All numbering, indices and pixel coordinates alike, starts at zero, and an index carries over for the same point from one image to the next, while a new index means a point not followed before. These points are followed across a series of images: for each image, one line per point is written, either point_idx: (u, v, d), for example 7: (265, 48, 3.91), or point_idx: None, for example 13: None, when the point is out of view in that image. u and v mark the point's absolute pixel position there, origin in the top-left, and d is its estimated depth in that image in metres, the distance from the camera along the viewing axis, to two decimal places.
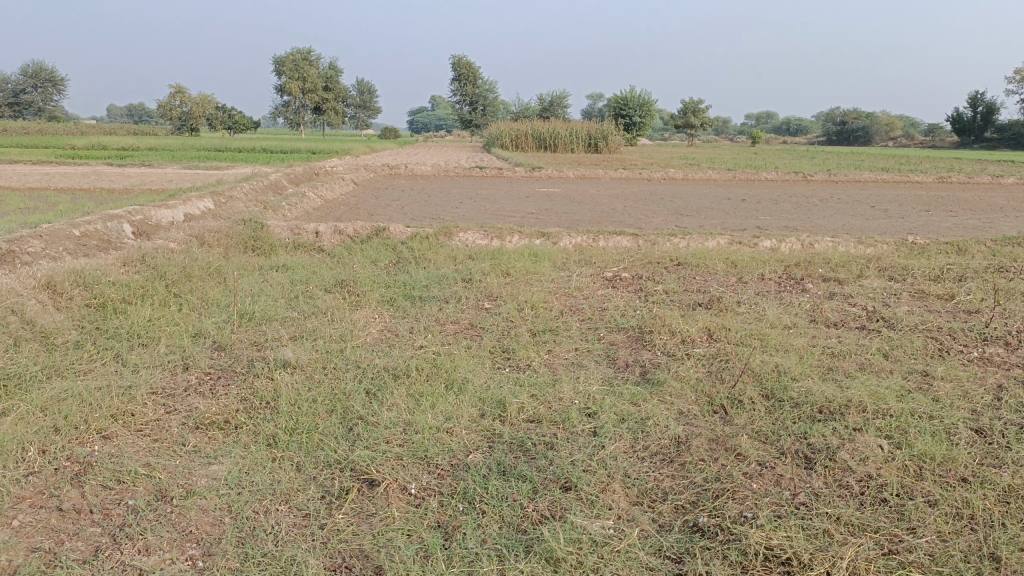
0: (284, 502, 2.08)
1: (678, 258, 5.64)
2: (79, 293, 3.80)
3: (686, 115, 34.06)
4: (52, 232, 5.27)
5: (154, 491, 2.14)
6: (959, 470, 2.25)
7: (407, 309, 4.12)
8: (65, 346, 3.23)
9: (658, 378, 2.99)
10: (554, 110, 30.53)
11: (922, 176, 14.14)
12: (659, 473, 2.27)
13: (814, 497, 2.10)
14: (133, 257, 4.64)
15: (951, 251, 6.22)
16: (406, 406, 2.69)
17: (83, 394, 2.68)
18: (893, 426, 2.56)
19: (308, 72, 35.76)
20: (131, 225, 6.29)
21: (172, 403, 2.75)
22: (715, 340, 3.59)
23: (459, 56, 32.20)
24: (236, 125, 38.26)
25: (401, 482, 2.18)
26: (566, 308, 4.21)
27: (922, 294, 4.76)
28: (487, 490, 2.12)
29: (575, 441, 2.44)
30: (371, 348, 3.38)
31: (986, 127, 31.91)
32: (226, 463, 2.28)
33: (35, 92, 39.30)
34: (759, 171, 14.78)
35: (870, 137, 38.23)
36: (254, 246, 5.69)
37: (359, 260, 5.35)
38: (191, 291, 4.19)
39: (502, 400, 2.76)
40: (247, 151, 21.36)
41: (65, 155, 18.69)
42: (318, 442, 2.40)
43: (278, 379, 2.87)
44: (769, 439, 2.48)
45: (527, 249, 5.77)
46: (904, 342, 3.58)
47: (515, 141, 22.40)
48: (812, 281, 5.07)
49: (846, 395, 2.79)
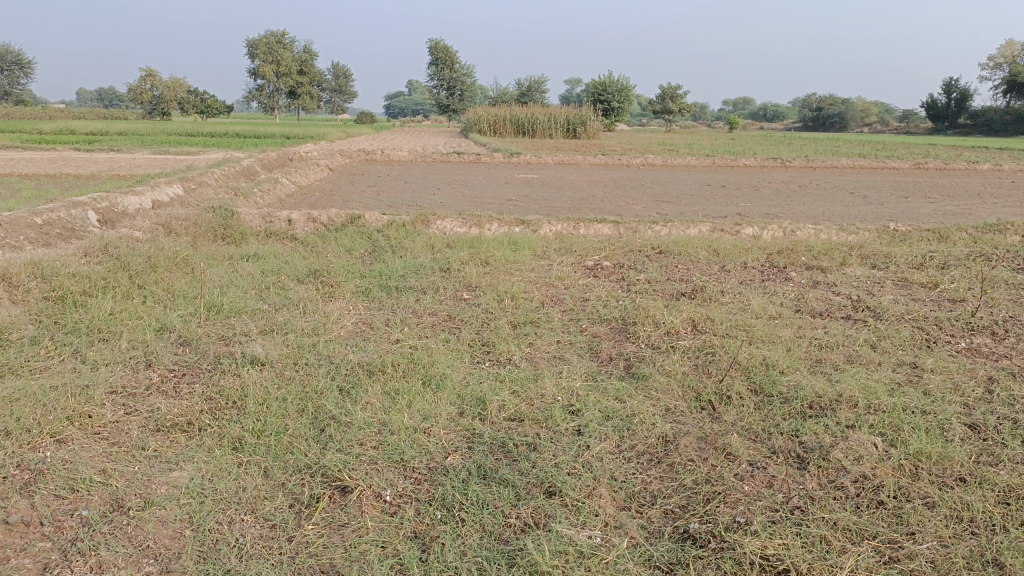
0: (249, 512, 1.95)
1: (659, 246, 5.54)
2: (37, 286, 3.63)
3: (664, 101, 33.94)
4: (11, 222, 5.06)
5: (109, 501, 2.00)
6: (956, 469, 2.18)
7: (382, 300, 3.99)
8: (20, 342, 3.07)
9: (644, 373, 2.88)
10: (532, 95, 30.31)
11: (898, 163, 14.15)
12: (646, 474, 2.17)
13: (809, 500, 2.01)
14: (96, 247, 4.45)
15: (933, 238, 6.18)
16: (381, 404, 2.56)
17: (38, 395, 2.53)
18: (887, 422, 2.47)
19: (282, 55, 35.17)
20: (96, 213, 6.08)
21: (133, 403, 2.60)
22: (700, 331, 3.50)
23: (436, 40, 31.73)
24: (209, 109, 37.67)
25: (375, 488, 2.05)
26: (547, 298, 4.09)
27: (906, 282, 4.69)
28: (466, 496, 2.00)
29: (558, 442, 2.33)
30: (345, 342, 3.25)
31: (960, 114, 32.22)
32: (188, 469, 2.15)
33: (1, 76, 38.32)
34: (738, 156, 14.75)
35: (845, 123, 38.34)
36: (224, 235, 5.52)
37: (333, 249, 5.20)
38: (156, 282, 4.02)
39: (482, 397, 2.64)
40: (221, 137, 20.91)
41: (32, 141, 18.13)
42: (287, 445, 2.27)
43: (246, 378, 2.73)
44: (759, 437, 2.39)
45: (506, 237, 5.64)
46: (891, 333, 3.50)
47: (493, 127, 22.09)
48: (796, 270, 5.00)
49: (837, 390, 2.70)
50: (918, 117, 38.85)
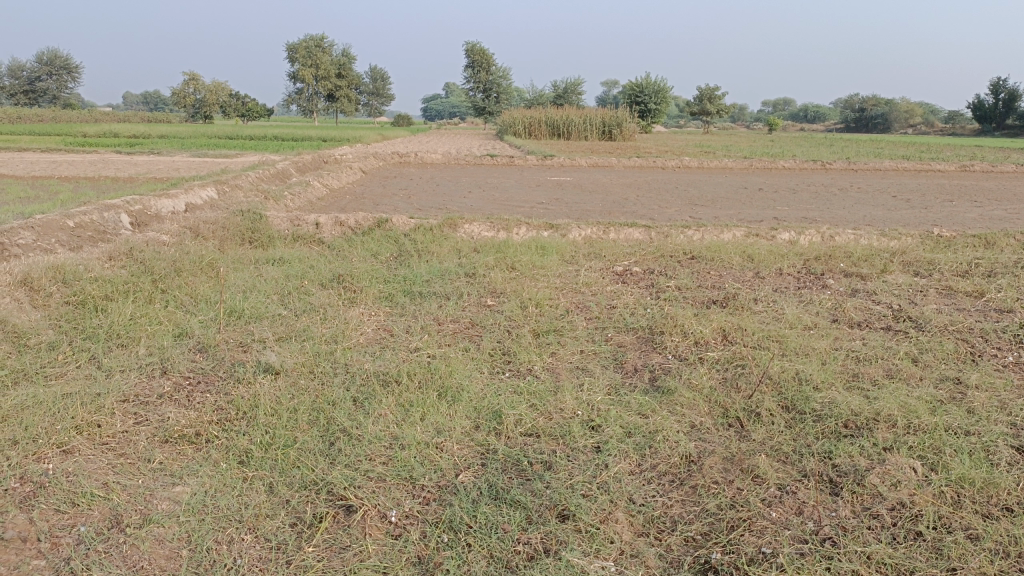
0: (250, 531, 1.89)
1: (692, 252, 5.40)
2: (59, 291, 3.63)
3: (702, 103, 33.48)
4: (43, 224, 5.11)
5: (109, 517, 1.94)
6: (1002, 498, 2.03)
7: (405, 306, 3.92)
8: (38, 348, 3.05)
9: (669, 387, 2.76)
10: (569, 97, 30.17)
11: (944, 164, 13.76)
12: (668, 497, 2.05)
13: (841, 531, 1.88)
14: (121, 251, 4.46)
15: (979, 244, 5.94)
16: (394, 417, 2.48)
17: (49, 403, 2.49)
18: (927, 444, 2.32)
19: (321, 59, 35.53)
20: (129, 215, 6.12)
21: (143, 412, 2.55)
22: (730, 342, 3.36)
23: (473, 42, 31.70)
24: (250, 112, 38.20)
25: (381, 508, 1.97)
26: (573, 305, 3.98)
27: (951, 290, 4.50)
28: (475, 519, 1.91)
29: (576, 460, 2.23)
30: (363, 350, 3.18)
31: (1008, 114, 31.31)
32: (191, 484, 2.08)
33: (50, 80, 39.23)
34: (778, 159, 14.42)
35: (889, 125, 37.53)
36: (251, 238, 5.51)
37: (359, 253, 5.15)
38: (180, 286, 4.00)
39: (499, 410, 2.54)
40: (258, 140, 21.11)
41: (75, 142, 18.69)
42: (294, 459, 2.19)
43: (258, 388, 2.66)
44: (790, 459, 2.26)
45: (534, 241, 5.53)
46: (934, 346, 3.33)
47: (529, 129, 21.97)
48: (833, 277, 4.82)
49: (875, 408, 2.55)
50: (965, 118, 37.89)
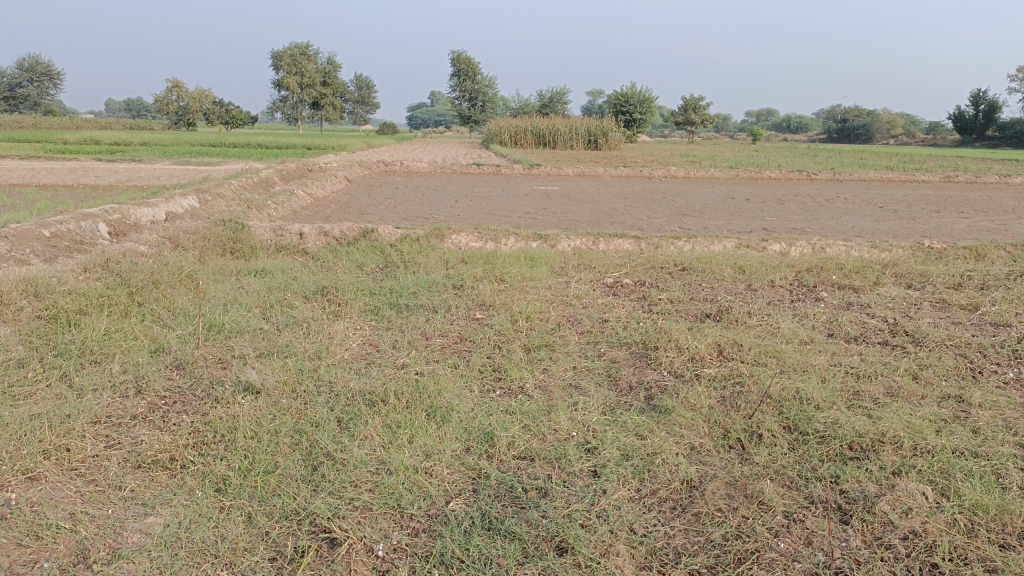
0: (227, 567, 1.77)
1: (682, 263, 5.31)
2: (30, 305, 3.48)
3: (686, 113, 33.57)
4: (18, 234, 4.95)
5: (75, 551, 1.81)
6: (1018, 525, 1.94)
7: (391, 319, 3.81)
8: (6, 364, 2.91)
9: (666, 406, 2.66)
10: (554, 106, 30.17)
11: (927, 175, 13.81)
12: (671, 526, 1.95)
13: (853, 564, 1.79)
14: (96, 263, 4.31)
15: (969, 256, 5.90)
16: (381, 439, 2.36)
17: (14, 425, 2.36)
18: (936, 468, 2.23)
19: (307, 67, 35.37)
20: (107, 225, 5.97)
21: (115, 435, 2.42)
22: (726, 358, 3.27)
23: (459, 51, 31.72)
24: (234, 120, 37.94)
25: (367, 541, 1.86)
26: (564, 319, 3.88)
27: (945, 303, 4.43)
28: (468, 552, 1.80)
29: (572, 486, 2.12)
30: (348, 366, 3.06)
31: (989, 126, 31.62)
32: (165, 515, 1.96)
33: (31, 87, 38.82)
34: (764, 169, 14.43)
35: (872, 135, 37.83)
36: (233, 248, 5.37)
37: (344, 264, 5.02)
38: (157, 299, 3.86)
39: (490, 432, 2.43)
40: (242, 147, 20.94)
41: (56, 149, 18.38)
42: (275, 486, 2.08)
43: (237, 408, 2.54)
44: (795, 484, 2.16)
45: (523, 252, 5.43)
46: (934, 361, 3.25)
47: (514, 137, 21.92)
48: (827, 289, 4.76)
49: (880, 429, 2.46)
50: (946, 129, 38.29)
